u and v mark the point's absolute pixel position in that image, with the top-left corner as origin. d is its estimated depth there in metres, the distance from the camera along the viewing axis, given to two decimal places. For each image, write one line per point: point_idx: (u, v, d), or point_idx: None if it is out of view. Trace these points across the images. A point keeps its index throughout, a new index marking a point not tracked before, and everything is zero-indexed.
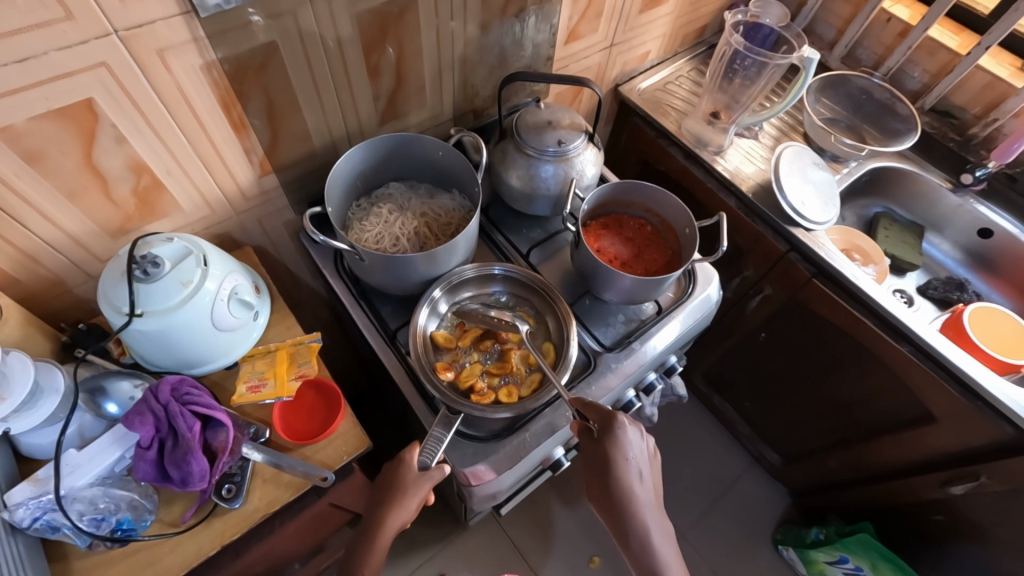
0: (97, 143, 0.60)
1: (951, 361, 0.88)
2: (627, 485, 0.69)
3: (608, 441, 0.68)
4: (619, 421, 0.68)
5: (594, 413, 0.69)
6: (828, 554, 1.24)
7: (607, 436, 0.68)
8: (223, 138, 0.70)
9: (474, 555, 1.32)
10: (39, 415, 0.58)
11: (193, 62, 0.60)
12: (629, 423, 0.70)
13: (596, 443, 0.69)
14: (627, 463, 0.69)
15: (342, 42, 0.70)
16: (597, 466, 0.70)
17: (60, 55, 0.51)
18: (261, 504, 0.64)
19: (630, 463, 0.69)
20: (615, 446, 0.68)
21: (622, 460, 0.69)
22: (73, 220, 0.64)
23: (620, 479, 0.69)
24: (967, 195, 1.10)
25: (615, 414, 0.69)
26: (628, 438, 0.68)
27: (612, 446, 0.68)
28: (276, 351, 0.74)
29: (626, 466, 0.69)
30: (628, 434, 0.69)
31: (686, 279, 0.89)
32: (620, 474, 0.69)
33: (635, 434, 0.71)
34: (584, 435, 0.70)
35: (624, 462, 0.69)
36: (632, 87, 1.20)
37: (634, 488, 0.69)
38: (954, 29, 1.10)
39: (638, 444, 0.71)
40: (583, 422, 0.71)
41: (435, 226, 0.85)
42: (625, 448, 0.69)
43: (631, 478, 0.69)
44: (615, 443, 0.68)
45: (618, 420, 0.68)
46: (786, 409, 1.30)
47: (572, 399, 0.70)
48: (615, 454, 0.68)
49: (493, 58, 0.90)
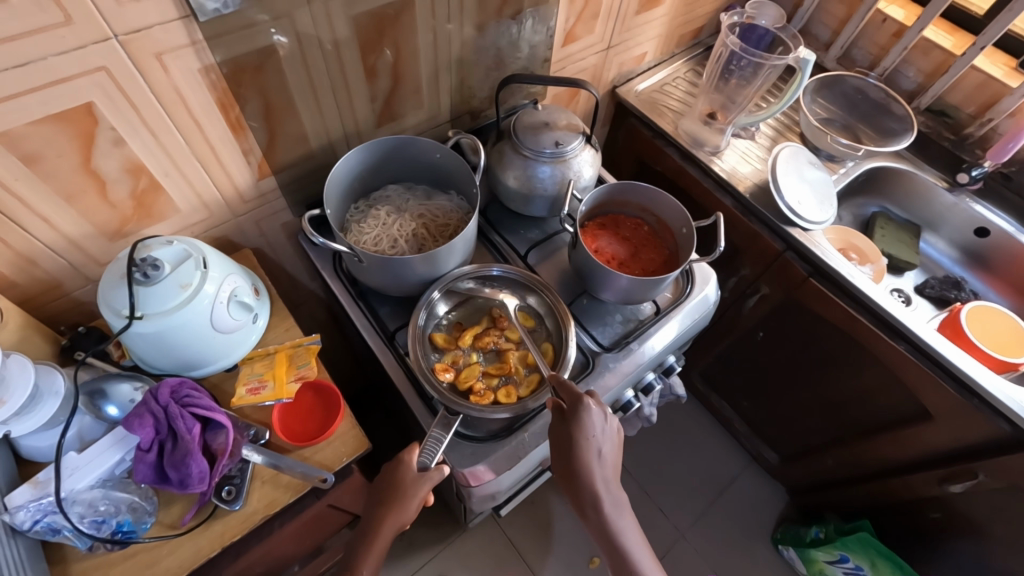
0: (96, 146, 0.60)
1: (947, 359, 0.88)
2: (588, 467, 0.68)
3: (573, 422, 0.67)
4: (585, 404, 0.67)
5: (566, 393, 0.69)
6: (828, 553, 1.24)
7: (573, 417, 0.68)
8: (221, 141, 0.70)
9: (474, 556, 1.33)
10: (39, 418, 0.59)
11: (191, 65, 0.60)
12: (595, 406, 0.68)
13: (564, 423, 0.69)
14: (589, 446, 0.68)
15: (339, 45, 0.70)
16: (560, 445, 0.69)
17: (58, 59, 0.52)
18: (261, 505, 0.64)
19: (593, 446, 0.68)
20: (579, 428, 0.67)
21: (586, 443, 0.67)
22: (71, 223, 0.64)
23: (582, 460, 0.68)
24: (963, 194, 1.11)
25: (582, 396, 0.68)
26: (593, 423, 0.67)
27: (576, 428, 0.67)
28: (275, 352, 0.74)
29: (588, 448, 0.68)
30: (592, 417, 0.67)
31: (684, 279, 0.90)
32: (582, 455, 0.68)
33: (601, 417, 0.69)
34: (555, 413, 0.70)
35: (586, 444, 0.68)
36: (629, 88, 1.21)
37: (595, 468, 0.68)
38: (948, 29, 1.10)
39: (603, 427, 0.69)
40: (556, 399, 0.70)
41: (434, 228, 0.85)
42: (589, 431, 0.67)
43: (593, 459, 0.68)
44: (580, 425, 0.67)
45: (585, 404, 0.67)
46: (784, 408, 1.30)
47: (552, 376, 0.71)
48: (579, 437, 0.67)
49: (489, 59, 0.91)
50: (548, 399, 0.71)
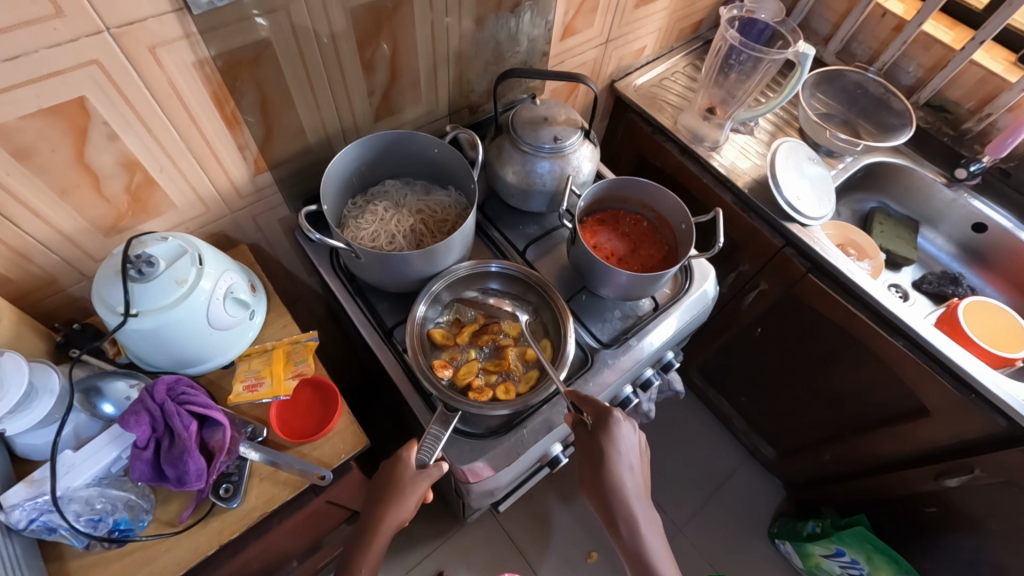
0: (89, 140, 0.59)
1: (945, 355, 0.88)
2: (619, 479, 0.69)
3: (602, 436, 0.69)
4: (613, 416, 0.68)
5: (590, 406, 0.70)
6: (824, 546, 1.24)
7: (602, 429, 0.69)
8: (217, 135, 0.69)
9: (473, 551, 1.33)
10: (34, 415, 0.58)
11: (186, 58, 0.60)
12: (623, 417, 0.70)
13: (592, 436, 0.70)
14: (620, 457, 0.69)
15: (335, 38, 0.69)
16: (589, 459, 0.70)
17: (50, 52, 0.51)
18: (259, 502, 0.64)
19: (623, 457, 0.69)
20: (609, 440, 0.68)
21: (615, 455, 0.69)
22: (64, 218, 0.64)
23: (613, 472, 0.69)
24: (962, 189, 1.11)
25: (609, 409, 0.69)
26: (622, 433, 0.69)
27: (606, 439, 0.69)
28: (273, 349, 0.73)
29: (618, 460, 0.69)
30: (621, 429, 0.69)
31: (683, 276, 0.89)
32: (612, 468, 0.69)
33: (628, 429, 0.71)
34: (580, 427, 0.71)
35: (617, 456, 0.69)
36: (628, 83, 1.20)
37: (625, 481, 0.69)
38: (948, 24, 1.10)
39: (631, 439, 0.71)
40: (578, 415, 0.72)
41: (431, 224, 0.85)
42: (619, 443, 0.69)
43: (623, 471, 0.69)
44: (609, 437, 0.68)
45: (612, 415, 0.68)
46: (786, 406, 1.29)
47: (570, 393, 0.71)
48: (609, 449, 0.68)
49: (488, 53, 0.90)
50: (570, 414, 0.72)
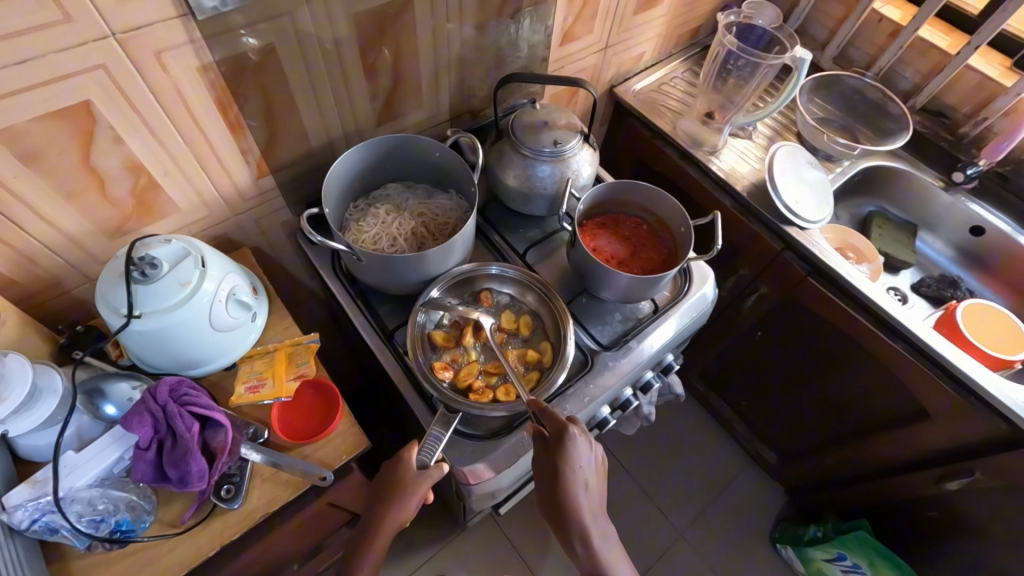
0: (95, 144, 0.60)
1: (945, 358, 0.89)
2: (574, 497, 0.67)
3: (559, 454, 0.66)
4: (570, 432, 0.66)
5: (552, 421, 0.67)
6: (826, 552, 1.25)
7: (558, 446, 0.66)
8: (221, 140, 0.70)
9: (474, 556, 1.33)
10: (37, 417, 0.58)
11: (191, 64, 0.61)
12: (580, 432, 0.67)
13: (549, 451, 0.67)
14: (576, 475, 0.66)
15: (338, 44, 0.70)
16: (545, 477, 0.67)
17: (59, 57, 0.52)
18: (261, 504, 0.64)
19: (579, 475, 0.66)
20: (566, 459, 0.65)
21: (572, 474, 0.66)
22: (69, 221, 0.64)
23: (568, 490, 0.66)
24: (959, 193, 1.12)
25: (568, 425, 0.66)
26: (578, 451, 0.65)
27: (561, 458, 0.66)
28: (275, 351, 0.74)
29: (574, 479, 0.66)
30: (578, 446, 0.66)
31: (682, 278, 0.90)
32: (568, 487, 0.66)
33: (586, 445, 0.67)
34: (539, 441, 0.69)
35: (573, 474, 0.66)
36: (627, 88, 1.21)
37: (580, 498, 0.67)
38: (944, 29, 1.11)
39: (588, 455, 0.67)
40: (538, 426, 0.69)
41: (433, 227, 0.85)
42: (575, 461, 0.66)
43: (578, 489, 0.67)
44: (566, 456, 0.65)
45: (570, 432, 0.66)
46: (791, 412, 1.29)
47: (531, 403, 0.69)
48: (565, 468, 0.65)
49: (489, 59, 0.91)
50: (530, 426, 0.70)
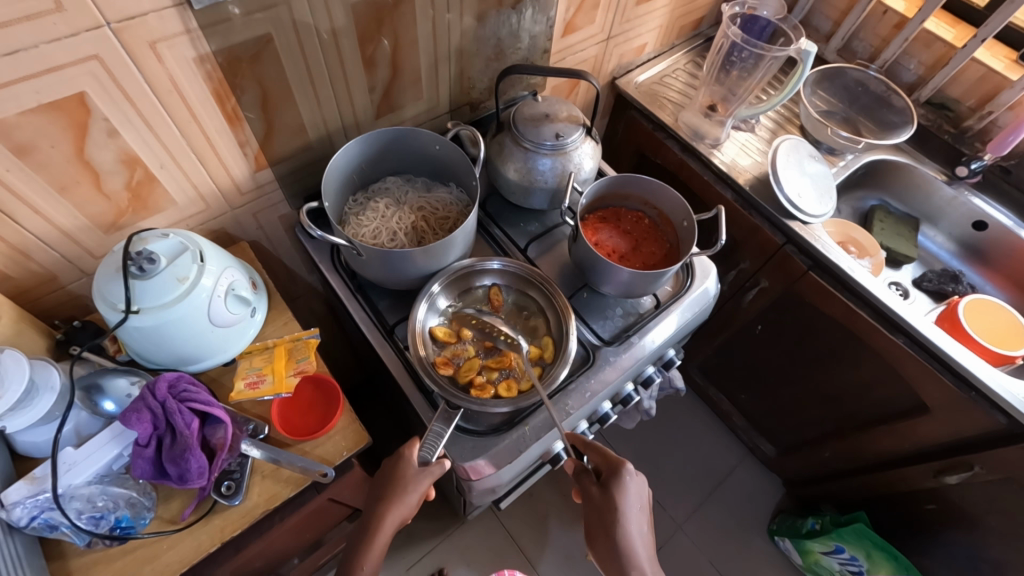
0: (89, 137, 0.59)
1: (946, 353, 0.89)
2: (630, 539, 0.68)
3: (614, 488, 0.69)
4: (625, 467, 0.70)
5: (603, 459, 0.73)
6: (823, 543, 1.24)
7: (614, 482, 0.70)
8: (218, 132, 0.69)
9: (473, 547, 1.33)
10: (35, 412, 0.58)
11: (187, 54, 0.59)
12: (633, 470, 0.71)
13: (604, 490, 0.70)
14: (631, 515, 0.69)
15: (336, 34, 0.69)
16: (600, 517, 0.70)
17: (49, 47, 0.50)
18: (260, 500, 0.64)
19: (633, 517, 0.69)
20: (620, 494, 0.69)
21: (627, 512, 0.69)
22: (65, 215, 0.63)
23: (625, 530, 0.68)
24: (962, 187, 1.11)
25: (621, 461, 0.71)
26: (632, 487, 0.70)
27: (616, 494, 0.69)
28: (274, 346, 0.73)
29: (631, 519, 0.68)
30: (632, 482, 0.70)
31: (684, 273, 0.89)
32: (625, 527, 0.68)
33: (638, 485, 0.71)
34: (590, 480, 0.72)
35: (628, 515, 0.69)
36: (629, 80, 1.20)
37: (635, 544, 0.68)
38: (949, 21, 1.10)
39: (639, 495, 0.71)
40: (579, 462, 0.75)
41: (433, 220, 0.85)
42: (629, 499, 0.69)
43: (633, 531, 0.68)
44: (621, 491, 0.69)
45: (625, 466, 0.70)
46: (789, 405, 1.29)
47: (575, 438, 0.74)
48: (620, 505, 0.68)
49: (489, 49, 0.90)
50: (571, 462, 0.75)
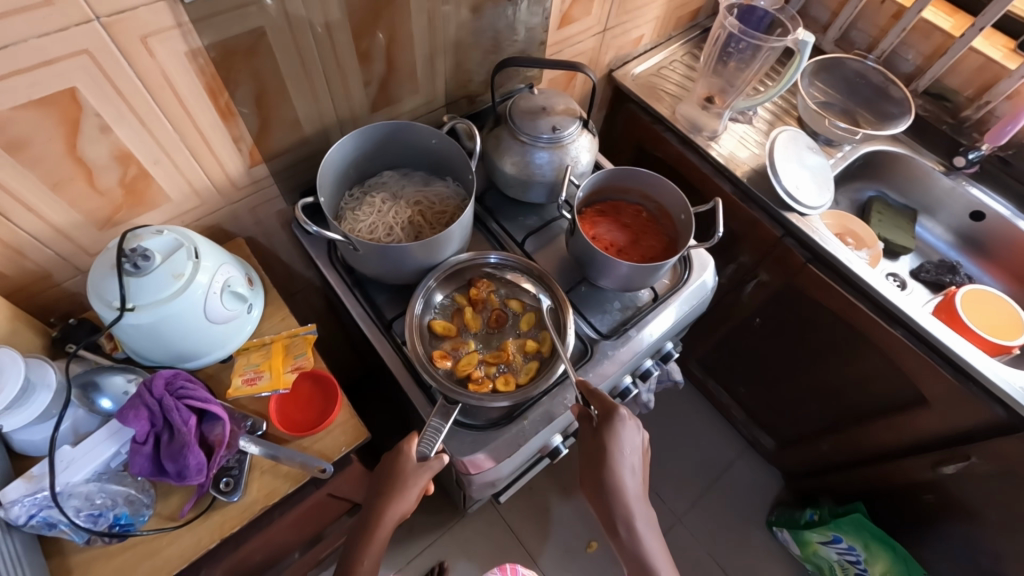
0: (81, 132, 0.58)
1: (944, 344, 0.89)
2: (620, 480, 0.70)
3: (606, 433, 0.70)
4: (620, 414, 0.69)
5: (599, 405, 0.70)
6: (822, 534, 1.25)
7: (606, 426, 0.70)
8: (212, 127, 0.68)
9: (473, 542, 1.34)
10: (31, 411, 0.57)
11: (179, 48, 0.59)
12: (629, 416, 0.71)
13: (596, 433, 0.71)
14: (621, 457, 0.70)
15: (331, 28, 0.68)
16: (593, 455, 0.72)
17: (39, 41, 0.50)
18: (260, 496, 0.64)
19: (625, 458, 0.70)
20: (612, 437, 0.69)
21: (618, 454, 0.70)
22: (58, 212, 0.63)
23: (614, 472, 0.70)
24: (960, 177, 1.11)
25: (617, 407, 0.69)
26: (625, 433, 0.69)
27: (610, 438, 0.70)
28: (271, 343, 0.73)
29: (621, 461, 0.70)
30: (626, 427, 0.70)
31: (682, 266, 0.89)
32: (615, 468, 0.70)
33: (632, 427, 0.71)
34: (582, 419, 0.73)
35: (620, 456, 0.70)
36: (626, 72, 1.19)
37: (626, 482, 0.71)
38: (948, 11, 1.09)
39: (633, 438, 0.71)
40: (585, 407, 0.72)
41: (429, 215, 0.84)
42: (621, 442, 0.70)
43: (624, 473, 0.70)
44: (613, 435, 0.69)
45: (619, 414, 0.69)
46: (788, 397, 1.29)
47: (581, 383, 0.71)
48: (612, 447, 0.69)
49: (486, 42, 0.89)
50: (576, 406, 0.73)
